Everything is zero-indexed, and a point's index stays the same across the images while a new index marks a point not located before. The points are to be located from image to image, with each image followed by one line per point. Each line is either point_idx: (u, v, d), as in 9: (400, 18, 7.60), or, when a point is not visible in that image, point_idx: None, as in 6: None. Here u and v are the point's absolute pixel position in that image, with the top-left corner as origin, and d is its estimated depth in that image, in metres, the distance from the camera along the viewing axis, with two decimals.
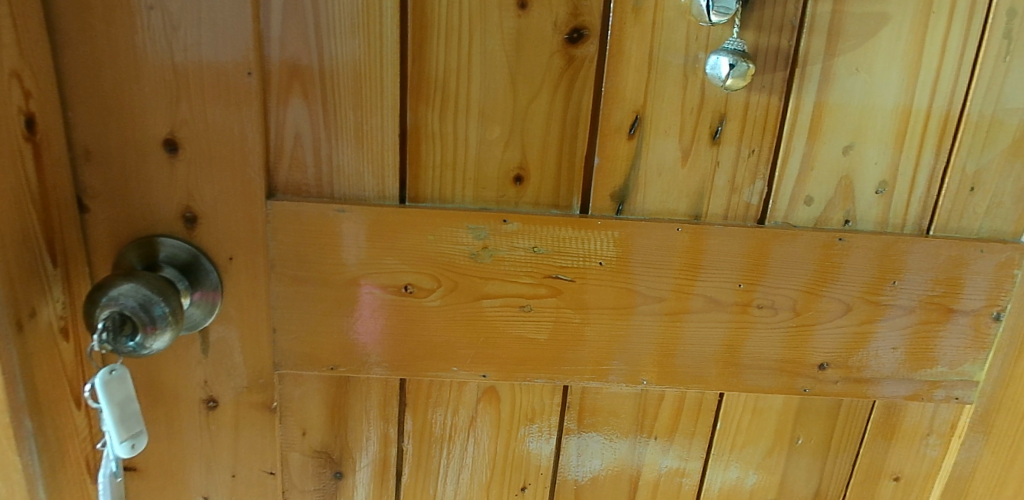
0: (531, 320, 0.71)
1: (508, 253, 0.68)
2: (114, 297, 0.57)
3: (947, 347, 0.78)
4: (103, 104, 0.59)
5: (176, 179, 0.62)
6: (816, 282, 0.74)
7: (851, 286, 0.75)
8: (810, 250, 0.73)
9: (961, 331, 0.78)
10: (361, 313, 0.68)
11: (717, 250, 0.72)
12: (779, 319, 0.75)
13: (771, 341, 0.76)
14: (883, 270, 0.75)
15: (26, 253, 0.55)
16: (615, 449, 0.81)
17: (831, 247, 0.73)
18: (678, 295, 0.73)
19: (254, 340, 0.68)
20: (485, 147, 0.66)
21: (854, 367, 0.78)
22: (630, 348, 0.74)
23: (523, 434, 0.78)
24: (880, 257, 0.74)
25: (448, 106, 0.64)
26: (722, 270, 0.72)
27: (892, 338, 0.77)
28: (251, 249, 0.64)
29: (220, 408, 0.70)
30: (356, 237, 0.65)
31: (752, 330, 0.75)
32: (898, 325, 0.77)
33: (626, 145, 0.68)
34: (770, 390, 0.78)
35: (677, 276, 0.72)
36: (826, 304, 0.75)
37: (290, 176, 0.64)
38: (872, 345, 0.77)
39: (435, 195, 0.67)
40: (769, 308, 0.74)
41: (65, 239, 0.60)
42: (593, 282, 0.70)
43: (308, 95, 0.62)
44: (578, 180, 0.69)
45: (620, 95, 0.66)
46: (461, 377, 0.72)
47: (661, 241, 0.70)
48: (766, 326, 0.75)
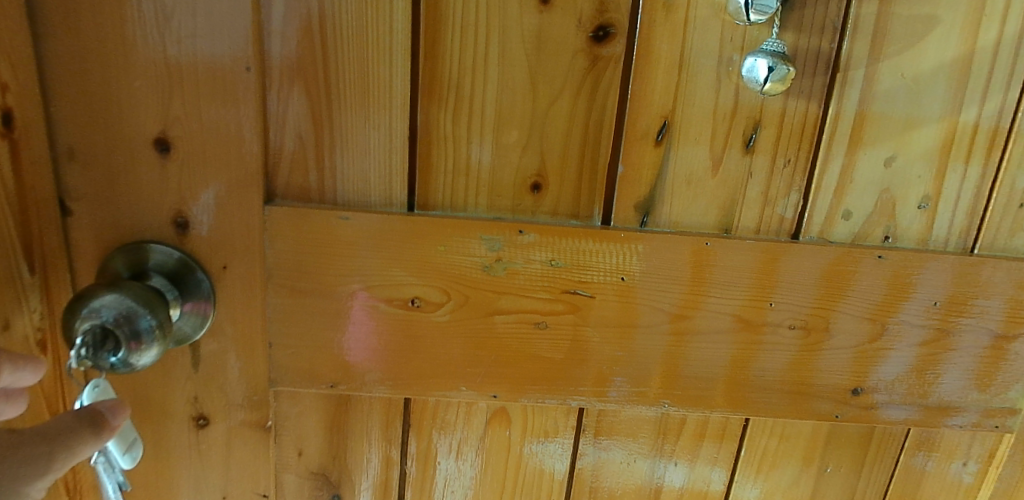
0: (529, 338, 0.66)
1: (524, 266, 0.63)
2: (95, 309, 0.52)
3: (955, 370, 0.72)
4: (89, 99, 0.54)
5: (168, 181, 0.57)
6: (826, 301, 0.69)
7: (862, 306, 0.69)
8: (846, 268, 0.68)
9: (972, 351, 0.72)
10: (354, 328, 0.64)
11: (729, 266, 0.66)
12: (790, 339, 0.69)
13: (783, 362, 0.70)
14: (898, 289, 0.69)
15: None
16: (636, 460, 0.75)
17: (844, 262, 0.68)
18: (695, 313, 0.67)
19: (250, 354, 0.63)
20: (502, 154, 0.61)
21: (876, 393, 0.72)
22: (652, 370, 0.69)
23: (539, 453, 0.73)
24: (897, 275, 0.69)
25: (462, 108, 0.59)
26: (747, 288, 0.67)
27: (902, 362, 0.72)
28: (246, 258, 0.60)
29: (211, 426, 0.65)
30: (358, 246, 0.61)
31: (775, 351, 0.70)
32: (908, 348, 0.71)
33: (652, 153, 0.63)
34: (780, 415, 0.72)
35: (690, 292, 0.66)
36: (835, 325, 0.70)
37: (291, 180, 0.60)
38: (879, 369, 0.72)
39: (445, 203, 0.62)
40: (778, 327, 0.69)
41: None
42: (614, 299, 0.66)
43: (312, 93, 0.57)
44: (600, 189, 0.64)
45: (648, 99, 0.61)
46: (461, 396, 0.67)
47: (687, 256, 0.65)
48: (780, 347, 0.70)
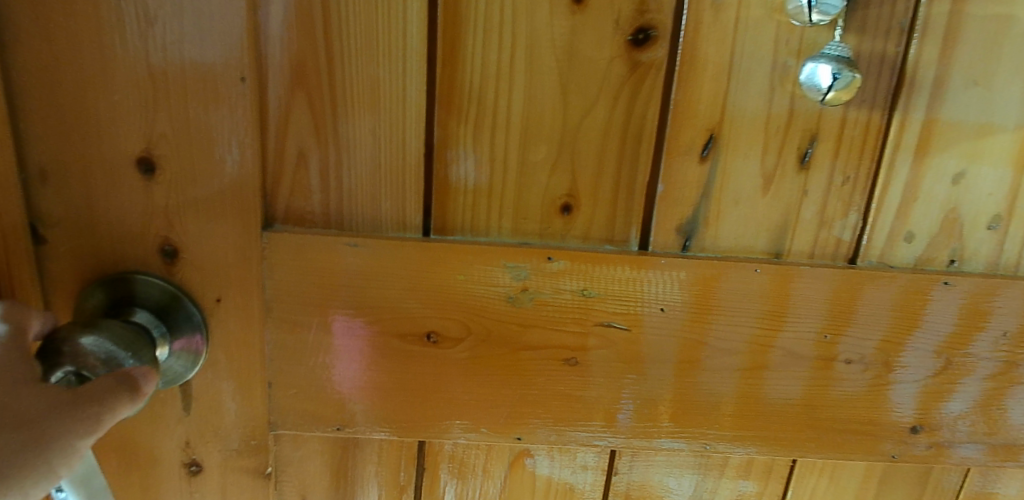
0: (512, 368, 0.59)
1: (552, 297, 0.57)
2: (83, 350, 0.45)
3: (965, 396, 0.64)
4: (62, 114, 0.48)
5: (153, 205, 0.51)
6: (835, 325, 0.61)
7: (873, 331, 0.62)
8: (900, 294, 0.61)
9: (982, 373, 0.64)
10: (344, 365, 0.57)
11: (736, 291, 0.59)
12: (795, 367, 0.62)
13: (793, 390, 0.63)
14: (911, 312, 0.61)
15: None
16: (677, 476, 0.67)
17: (854, 281, 0.60)
18: (743, 347, 0.61)
19: (247, 395, 0.57)
20: (528, 173, 0.55)
21: (936, 431, 0.65)
22: (692, 408, 0.62)
23: (568, 486, 0.66)
24: (911, 296, 0.61)
25: (484, 120, 0.53)
26: (798, 320, 0.60)
27: (913, 390, 0.64)
28: (242, 289, 0.53)
29: (205, 474, 0.59)
30: (368, 276, 0.54)
31: (827, 385, 0.63)
32: (918, 375, 0.63)
33: (696, 170, 0.56)
34: (832, 456, 0.66)
35: (737, 324, 0.60)
36: (845, 351, 0.62)
37: (292, 203, 0.53)
38: (895, 402, 0.64)
39: (466, 227, 0.56)
40: (783, 355, 0.61)
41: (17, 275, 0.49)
42: (652, 332, 0.59)
43: (315, 106, 0.51)
44: (638, 210, 0.57)
45: (693, 109, 0.54)
46: (476, 437, 0.61)
47: (733, 284, 0.59)
48: (788, 376, 0.62)
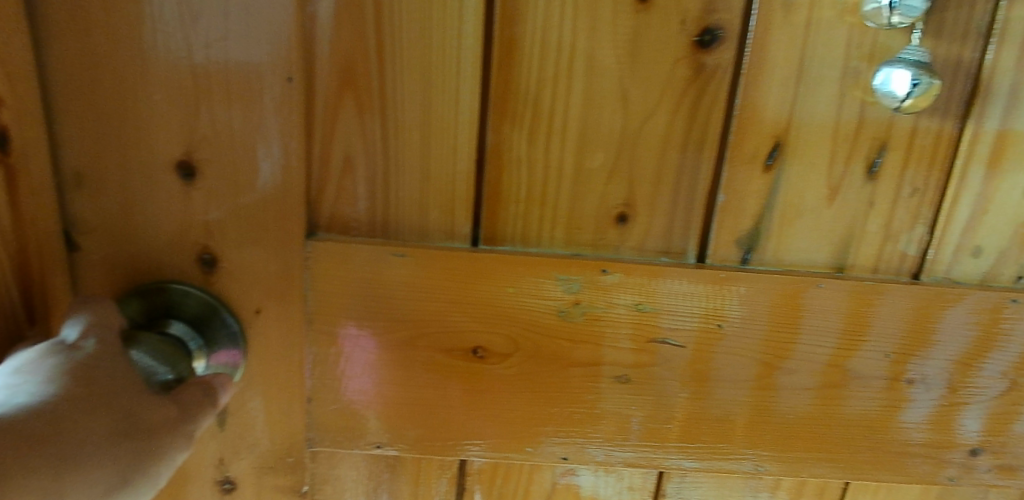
0: (510, 378, 0.55)
1: (606, 311, 0.54)
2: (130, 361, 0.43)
3: (977, 411, 0.61)
4: (98, 116, 0.46)
5: (193, 212, 0.48)
6: (849, 338, 0.57)
7: (886, 344, 0.58)
8: (918, 306, 0.57)
9: (995, 387, 0.60)
10: (359, 381, 0.54)
11: (808, 307, 0.56)
12: (805, 381, 0.58)
13: (825, 406, 0.59)
14: (923, 325, 0.58)
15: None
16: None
17: (867, 290, 0.57)
18: (807, 366, 0.58)
19: (285, 410, 0.54)
20: (584, 182, 0.52)
21: (999, 455, 0.62)
22: (747, 429, 0.59)
23: None
24: (923, 309, 0.57)
25: (540, 125, 0.50)
26: (864, 337, 0.58)
27: (922, 407, 0.60)
28: (284, 300, 0.51)
29: (239, 491, 0.56)
30: (413, 288, 0.52)
31: (875, 404, 0.60)
32: (929, 390, 0.60)
33: (759, 179, 0.53)
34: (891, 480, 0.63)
35: (803, 340, 0.57)
36: (858, 364, 0.58)
37: (337, 210, 0.51)
38: (907, 420, 0.61)
39: (517, 237, 0.53)
40: (795, 368, 0.58)
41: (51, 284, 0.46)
42: (709, 348, 0.56)
43: (364, 109, 0.48)
44: (697, 221, 0.54)
45: (758, 116, 0.52)
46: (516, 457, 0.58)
47: (796, 299, 0.56)
48: (799, 390, 0.59)
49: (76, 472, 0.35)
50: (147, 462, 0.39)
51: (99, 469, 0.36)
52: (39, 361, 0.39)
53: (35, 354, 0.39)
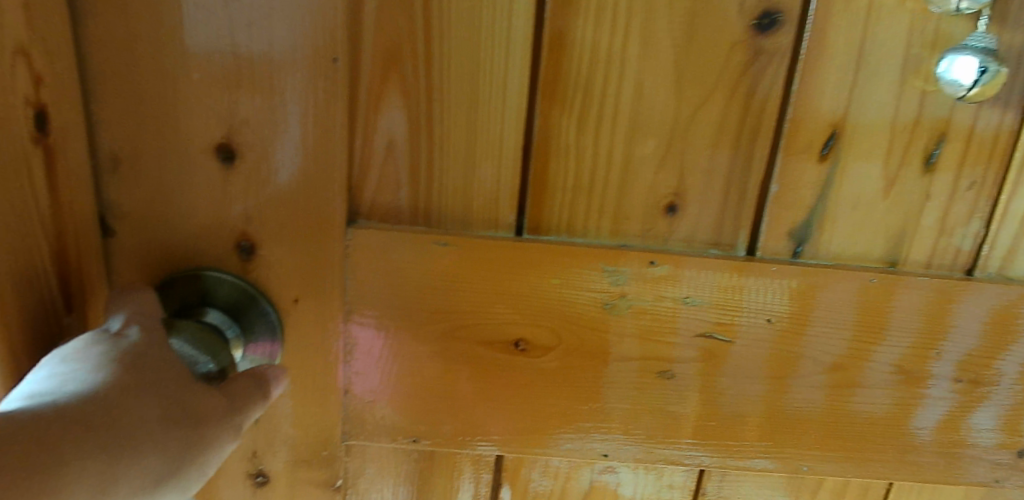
0: (510, 371, 0.53)
1: (652, 304, 0.52)
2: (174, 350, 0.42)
3: (991, 410, 0.58)
4: (137, 96, 0.44)
5: (231, 198, 0.47)
6: (863, 334, 0.55)
7: (902, 340, 0.55)
8: (932, 301, 0.55)
9: (1008, 385, 0.57)
10: (373, 376, 0.53)
11: (835, 300, 0.54)
12: (816, 378, 0.56)
13: (874, 405, 0.57)
14: (936, 321, 0.55)
15: (29, 289, 0.40)
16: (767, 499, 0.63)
17: (880, 285, 0.54)
18: (849, 363, 0.56)
19: (321, 404, 0.53)
20: (633, 171, 0.50)
21: None
22: (798, 428, 0.57)
23: None
24: (937, 305, 0.55)
25: (590, 111, 0.48)
26: (892, 335, 0.55)
27: (937, 409, 0.58)
28: (322, 289, 0.50)
29: (272, 485, 0.55)
30: (452, 278, 0.50)
31: (900, 404, 0.57)
32: (943, 389, 0.57)
33: (813, 170, 0.52)
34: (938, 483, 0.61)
35: (850, 334, 0.55)
36: (870, 362, 0.56)
37: (378, 198, 0.49)
38: (919, 422, 0.58)
39: (562, 227, 0.51)
40: (806, 364, 0.55)
41: (85, 274, 0.45)
42: (757, 344, 0.54)
43: (409, 92, 0.47)
44: (748, 212, 0.52)
45: (815, 104, 0.50)
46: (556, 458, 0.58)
47: (832, 292, 0.54)
48: (808, 388, 0.56)
49: (127, 460, 0.34)
50: (195, 452, 0.38)
51: (149, 458, 0.35)
52: (85, 348, 0.38)
53: (78, 343, 0.38)
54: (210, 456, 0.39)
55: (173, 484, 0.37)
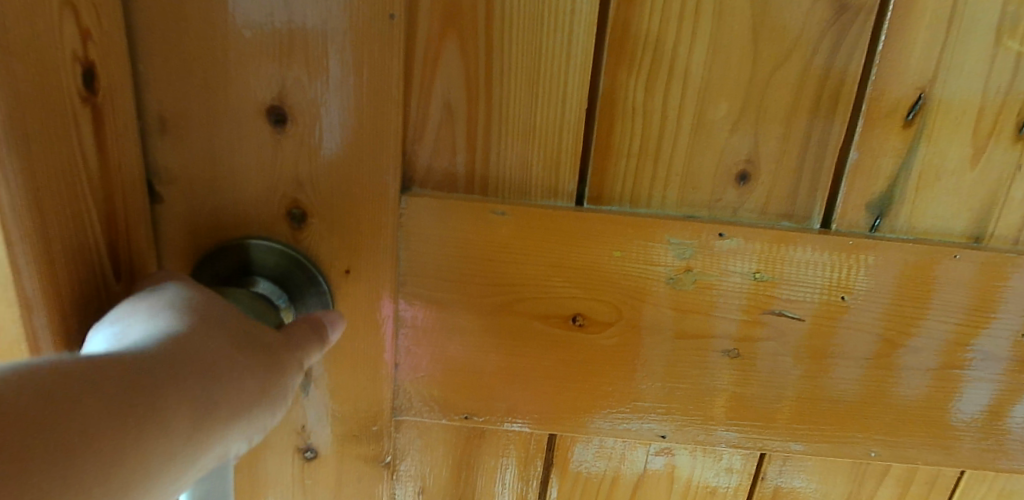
0: (533, 346, 0.51)
1: (719, 279, 0.50)
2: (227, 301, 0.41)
3: None
4: (185, 54, 0.42)
5: (282, 163, 0.45)
6: (905, 311, 0.51)
7: (948, 319, 0.51)
8: (981, 276, 0.50)
9: None
10: (424, 351, 0.51)
11: (874, 275, 0.50)
12: (855, 358, 0.52)
13: (929, 390, 0.53)
14: (984, 299, 0.51)
15: (77, 249, 0.38)
16: (829, 485, 0.60)
17: (922, 262, 0.50)
18: (889, 343, 0.52)
19: (372, 378, 0.51)
20: (704, 135, 0.48)
21: None
22: (870, 414, 0.54)
23: (709, 488, 0.60)
24: (986, 282, 0.50)
25: (659, 70, 0.46)
26: (938, 313, 0.51)
27: (984, 392, 0.53)
28: (374, 260, 0.48)
29: (319, 460, 0.54)
30: (507, 249, 0.48)
31: (955, 390, 0.53)
32: (990, 372, 0.53)
33: (897, 137, 0.48)
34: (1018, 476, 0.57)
35: (893, 313, 0.51)
36: (914, 342, 0.51)
37: (434, 163, 0.47)
38: (963, 407, 0.54)
39: (626, 195, 0.49)
40: (843, 342, 0.51)
41: (132, 238, 0.43)
42: (832, 323, 0.51)
43: (469, 51, 0.45)
44: (824, 181, 0.49)
45: (902, 64, 0.46)
46: (611, 439, 0.56)
47: (880, 266, 0.50)
48: (846, 369, 0.52)
49: (213, 388, 0.34)
50: (275, 380, 0.38)
51: (235, 384, 0.35)
52: (133, 307, 0.37)
53: (119, 308, 0.38)
54: (288, 383, 0.39)
55: (261, 411, 0.37)
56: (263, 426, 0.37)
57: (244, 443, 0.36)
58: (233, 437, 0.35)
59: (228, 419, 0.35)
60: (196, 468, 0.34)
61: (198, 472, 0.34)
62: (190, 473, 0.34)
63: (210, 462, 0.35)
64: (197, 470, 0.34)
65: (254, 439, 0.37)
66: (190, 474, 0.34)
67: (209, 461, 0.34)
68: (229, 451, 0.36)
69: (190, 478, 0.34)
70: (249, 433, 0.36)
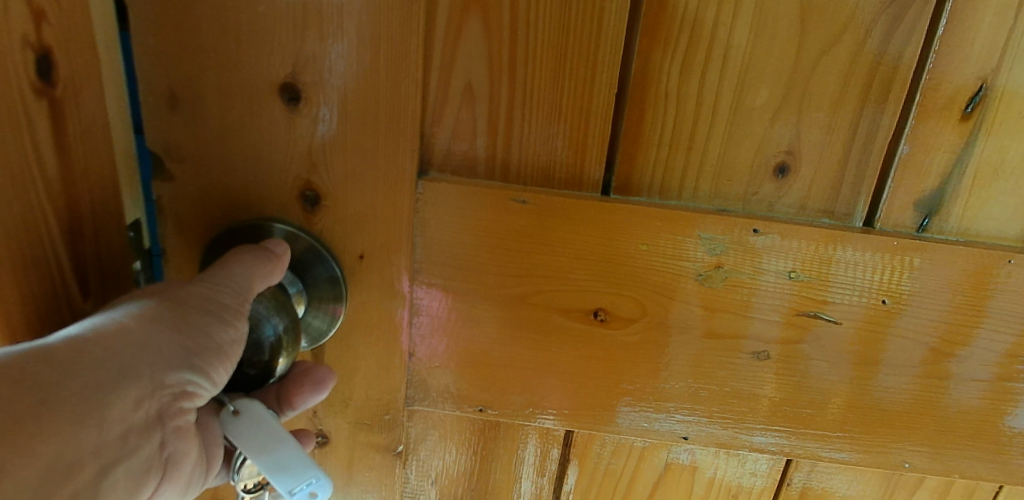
0: (545, 339, 0.49)
1: (750, 278, 0.47)
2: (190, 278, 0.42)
3: None
4: (196, 28, 0.40)
5: (294, 143, 0.43)
6: (965, 314, 0.47)
7: (1014, 324, 0.48)
8: None
9: None
10: (439, 338, 0.49)
11: (936, 278, 0.47)
12: (911, 364, 0.49)
13: (985, 401, 0.50)
14: None
15: (42, 296, 0.38)
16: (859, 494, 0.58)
17: (988, 266, 0.46)
18: (946, 348, 0.48)
19: (386, 366, 0.50)
20: (741, 123, 0.45)
21: None
22: (911, 425, 0.51)
23: (731, 491, 0.58)
24: None
25: (696, 52, 0.43)
26: (1004, 319, 0.47)
27: None
28: (387, 246, 0.46)
29: (331, 446, 0.53)
30: (527, 238, 0.46)
31: (1018, 401, 0.50)
32: None
33: (953, 131, 0.44)
34: None
35: (954, 317, 0.47)
36: (973, 348, 0.48)
37: (454, 146, 0.45)
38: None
39: (655, 185, 0.46)
40: (899, 346, 0.48)
41: (109, 249, 0.42)
42: (872, 328, 0.48)
43: (493, 27, 0.42)
44: (870, 177, 0.46)
45: (965, 51, 0.43)
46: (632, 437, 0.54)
47: (921, 269, 0.46)
48: (895, 376, 0.49)
49: (111, 340, 0.36)
50: (196, 314, 0.39)
51: (134, 331, 0.37)
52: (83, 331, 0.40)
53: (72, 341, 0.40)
54: (206, 313, 0.39)
55: (180, 345, 0.38)
56: (200, 354, 0.39)
57: (189, 375, 0.38)
58: (162, 373, 0.37)
59: (138, 359, 0.36)
60: (137, 409, 0.36)
61: (153, 413, 0.37)
62: (134, 415, 0.36)
63: (157, 401, 0.37)
64: (142, 410, 0.36)
65: (198, 368, 0.39)
66: (133, 417, 0.36)
67: (152, 400, 0.37)
68: (174, 388, 0.38)
69: (143, 420, 0.37)
70: (182, 363, 0.38)
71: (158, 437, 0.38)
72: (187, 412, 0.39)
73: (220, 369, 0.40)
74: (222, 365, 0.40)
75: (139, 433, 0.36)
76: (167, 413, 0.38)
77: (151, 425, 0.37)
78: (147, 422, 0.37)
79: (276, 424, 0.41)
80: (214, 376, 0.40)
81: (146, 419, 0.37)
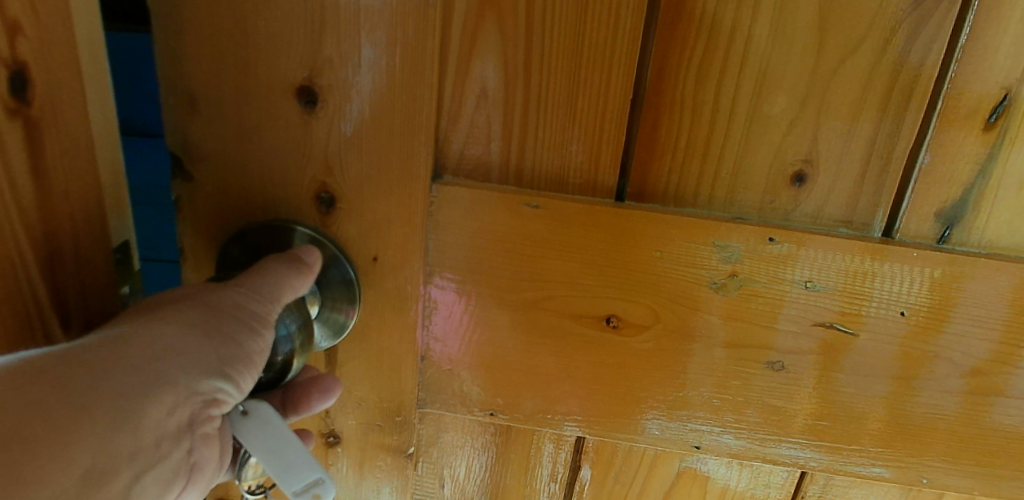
0: (558, 345, 0.49)
1: (766, 287, 0.46)
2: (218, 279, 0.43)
3: None
4: (215, 31, 0.41)
5: (310, 145, 0.44)
6: (1015, 333, 0.46)
7: None
8: None
9: None
10: (452, 340, 0.49)
11: (985, 297, 0.46)
12: (958, 383, 0.48)
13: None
14: None
15: (15, 329, 0.37)
16: None
17: None
18: (994, 368, 0.47)
19: (398, 368, 0.50)
20: (759, 131, 0.44)
21: None
22: (930, 440, 0.50)
23: None
24: None
25: (713, 58, 0.43)
26: None
27: None
28: (400, 248, 0.46)
29: (342, 446, 0.54)
30: (541, 244, 0.46)
31: None
32: None
33: (975, 140, 0.44)
34: None
35: (1003, 336, 0.46)
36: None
37: (468, 150, 0.46)
38: None
39: (670, 191, 0.46)
40: (947, 365, 0.47)
41: (93, 270, 0.41)
42: (890, 340, 0.47)
43: (509, 32, 0.42)
44: (890, 186, 0.45)
45: (989, 59, 0.42)
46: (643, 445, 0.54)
47: (970, 287, 0.46)
48: (938, 395, 0.48)
49: (150, 346, 0.36)
50: (229, 321, 0.40)
51: (171, 337, 0.37)
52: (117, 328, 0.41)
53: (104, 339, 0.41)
54: (239, 321, 0.40)
55: (214, 352, 0.39)
56: (231, 363, 0.39)
57: (220, 383, 0.39)
58: (196, 380, 0.38)
59: (173, 365, 0.37)
60: (170, 417, 0.37)
61: (185, 422, 0.38)
62: (168, 422, 0.37)
63: (190, 408, 0.38)
64: (175, 418, 0.37)
65: (228, 376, 0.39)
66: (167, 424, 0.37)
67: (185, 407, 0.37)
68: (206, 396, 0.38)
69: (176, 427, 0.37)
70: (214, 372, 0.39)
71: (187, 444, 0.38)
72: (215, 420, 0.40)
73: (248, 377, 0.40)
74: (250, 373, 0.41)
75: (171, 439, 0.37)
76: (197, 421, 0.39)
77: (183, 433, 0.38)
78: (179, 430, 0.38)
79: (284, 425, 0.41)
80: (242, 384, 0.40)
81: (179, 427, 0.38)
